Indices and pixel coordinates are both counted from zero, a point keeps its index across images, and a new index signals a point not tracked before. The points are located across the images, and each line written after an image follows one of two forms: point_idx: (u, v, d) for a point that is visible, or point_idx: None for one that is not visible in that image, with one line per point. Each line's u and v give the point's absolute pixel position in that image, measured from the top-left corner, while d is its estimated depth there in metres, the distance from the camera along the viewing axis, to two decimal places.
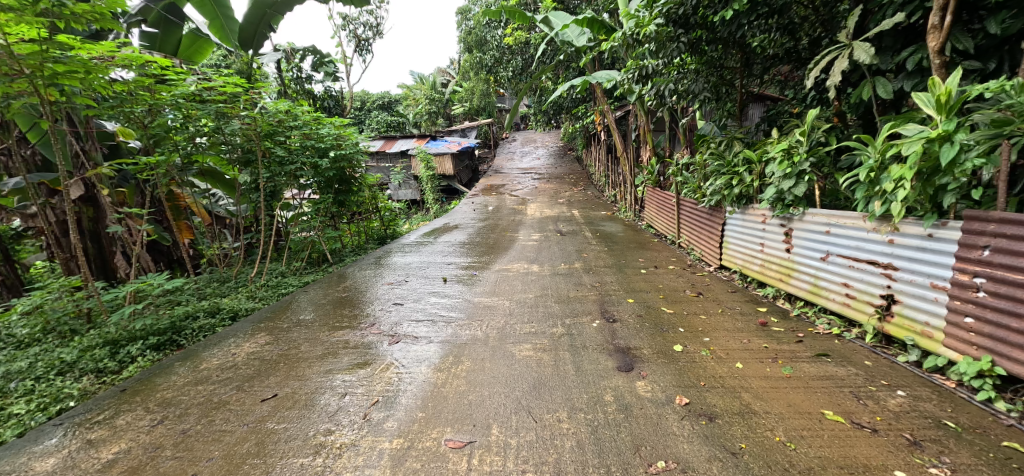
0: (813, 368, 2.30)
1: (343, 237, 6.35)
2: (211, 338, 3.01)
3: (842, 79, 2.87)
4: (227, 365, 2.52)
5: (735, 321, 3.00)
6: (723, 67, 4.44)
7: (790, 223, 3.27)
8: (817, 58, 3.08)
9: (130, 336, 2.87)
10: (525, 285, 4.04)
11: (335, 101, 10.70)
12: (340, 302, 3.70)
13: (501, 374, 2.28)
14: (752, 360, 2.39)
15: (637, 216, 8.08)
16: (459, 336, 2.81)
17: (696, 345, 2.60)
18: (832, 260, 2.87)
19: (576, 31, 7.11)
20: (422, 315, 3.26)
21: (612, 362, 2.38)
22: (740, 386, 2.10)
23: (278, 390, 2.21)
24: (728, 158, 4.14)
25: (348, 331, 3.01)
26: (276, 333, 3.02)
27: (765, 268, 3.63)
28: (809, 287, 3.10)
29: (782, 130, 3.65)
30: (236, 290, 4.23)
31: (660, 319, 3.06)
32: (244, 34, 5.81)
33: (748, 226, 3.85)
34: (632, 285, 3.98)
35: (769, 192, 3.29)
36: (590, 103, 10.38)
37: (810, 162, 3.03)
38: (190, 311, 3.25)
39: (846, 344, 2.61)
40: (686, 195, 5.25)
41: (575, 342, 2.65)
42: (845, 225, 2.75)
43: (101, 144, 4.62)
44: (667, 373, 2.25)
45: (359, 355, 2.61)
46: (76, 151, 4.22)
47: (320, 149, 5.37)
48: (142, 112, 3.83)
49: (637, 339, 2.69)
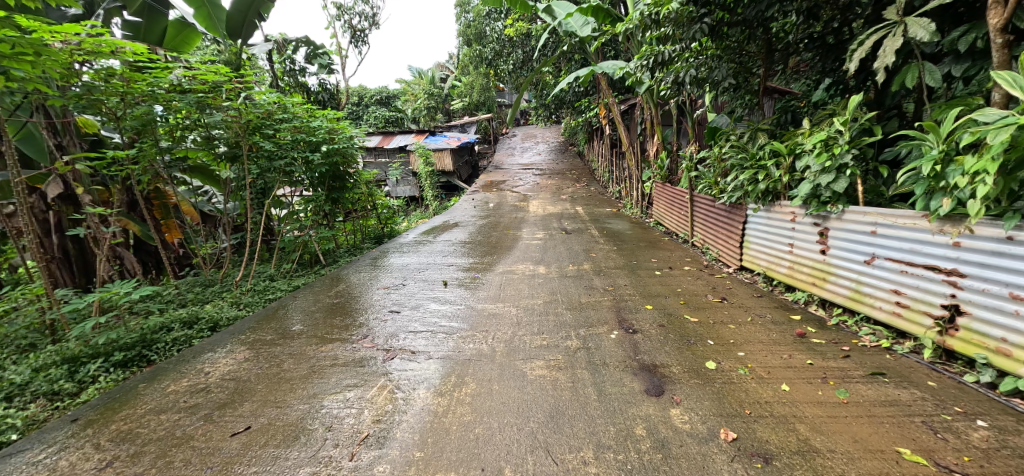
0: (871, 390, 2.00)
1: (337, 237, 6.01)
2: (186, 353, 2.71)
3: (891, 61, 2.55)
4: (198, 388, 2.22)
5: (769, 332, 2.69)
6: (743, 53, 4.10)
7: (826, 222, 2.94)
8: (861, 38, 2.75)
9: (93, 352, 2.57)
10: (533, 289, 3.72)
11: (330, 94, 10.33)
12: (332, 310, 3.38)
13: (511, 401, 1.97)
14: (798, 381, 2.08)
15: (645, 213, 7.76)
16: (462, 351, 2.49)
17: (731, 362, 2.29)
18: (878, 263, 2.55)
19: (580, 21, 6.75)
20: (420, 325, 2.94)
21: (638, 384, 2.08)
22: (793, 416, 1.80)
23: (252, 422, 1.90)
24: (751, 150, 3.82)
25: (338, 345, 2.69)
26: (258, 348, 2.71)
27: (794, 271, 3.32)
28: (848, 292, 2.78)
29: (814, 120, 3.33)
30: (220, 295, 3.91)
31: (685, 329, 2.75)
32: (232, 23, 5.51)
33: (774, 224, 3.53)
34: (648, 289, 3.67)
35: (804, 188, 2.98)
36: (594, 96, 10.04)
37: (853, 154, 2.72)
38: (164, 322, 2.94)
39: (901, 360, 2.31)
40: (701, 191, 4.93)
41: (592, 358, 2.35)
42: (896, 225, 2.43)
43: (82, 139, 4.33)
44: (703, 398, 1.95)
45: (349, 374, 2.30)
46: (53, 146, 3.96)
47: (312, 143, 5.01)
48: (115, 104, 3.53)
49: (664, 355, 2.38)
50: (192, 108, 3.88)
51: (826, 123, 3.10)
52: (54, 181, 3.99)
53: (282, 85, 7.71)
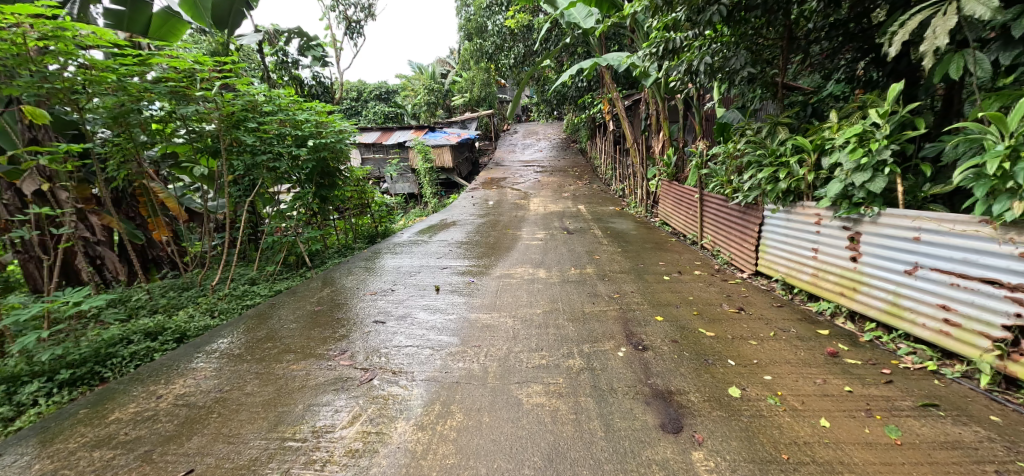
0: (926, 428, 1.72)
1: (326, 237, 5.68)
2: (142, 370, 2.42)
3: (942, 43, 2.22)
4: (143, 416, 1.94)
5: (796, 351, 2.39)
6: (761, 40, 3.79)
7: (858, 225, 2.64)
8: (902, 18, 2.42)
9: (36, 371, 2.27)
10: (531, 296, 3.42)
11: (325, 88, 9.99)
12: (312, 320, 3.07)
13: (503, 438, 1.69)
14: (839, 414, 1.79)
15: (650, 212, 7.44)
16: (450, 372, 2.19)
17: (758, 388, 1.99)
18: (921, 274, 2.26)
19: (583, 11, 6.45)
20: (405, 339, 2.64)
21: (651, 416, 1.79)
22: (840, 463, 1.53)
23: (196, 464, 1.64)
24: (771, 146, 3.50)
25: (312, 361, 2.39)
26: (223, 364, 2.42)
27: (818, 279, 3.01)
28: (885, 305, 2.49)
29: (841, 112, 3.02)
30: (194, 300, 3.61)
31: (701, 346, 2.45)
32: (218, 13, 5.16)
33: (795, 227, 3.22)
34: (657, 296, 3.36)
35: (834, 187, 2.68)
36: (598, 91, 9.73)
37: (892, 149, 2.43)
38: (123, 335, 2.65)
39: (951, 387, 2.03)
40: (712, 189, 4.62)
41: (597, 382, 2.06)
42: (947, 232, 2.13)
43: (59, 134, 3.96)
44: (730, 437, 1.66)
45: (321, 399, 2.00)
46: (23, 139, 3.62)
47: (298, 138, 4.59)
48: (77, 97, 3.19)
49: (680, 378, 2.08)
50: (166, 98, 3.53)
51: (858, 116, 2.80)
52: (30, 177, 3.59)
53: (274, 79, 7.35)
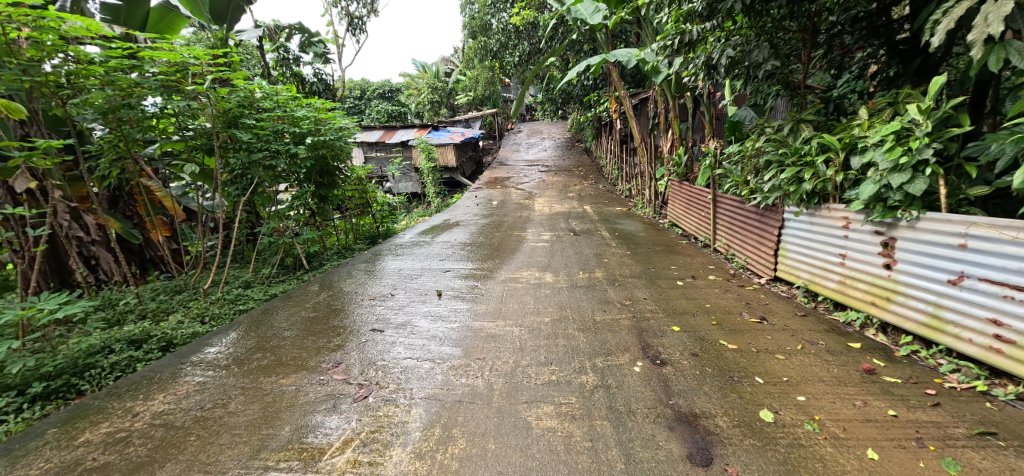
0: (986, 462, 1.54)
1: (325, 237, 5.50)
2: (121, 383, 2.25)
3: (993, 31, 2.01)
4: (116, 439, 1.78)
5: (828, 367, 2.20)
6: (782, 33, 3.59)
7: (892, 230, 2.43)
8: (945, 6, 2.22)
9: (5, 385, 2.10)
10: (538, 302, 3.24)
11: (327, 87, 9.85)
12: (306, 328, 2.90)
13: (510, 470, 1.52)
14: (886, 444, 1.61)
15: (658, 213, 7.23)
16: (452, 389, 2.01)
17: (792, 411, 1.81)
18: (967, 284, 2.07)
19: (590, 7, 6.24)
20: (403, 350, 2.46)
21: (676, 446, 1.61)
22: None
23: None
24: (793, 145, 3.30)
25: (303, 375, 2.21)
26: (209, 378, 2.24)
27: (845, 287, 2.80)
28: (924, 317, 2.28)
29: (871, 108, 2.82)
30: (185, 303, 3.44)
31: (723, 361, 2.26)
32: (216, 6, 5.00)
33: (820, 231, 3.02)
34: (672, 303, 3.18)
35: (867, 188, 2.48)
36: (604, 89, 9.52)
37: (933, 148, 2.24)
38: (104, 344, 2.49)
39: (1006, 412, 1.83)
40: (726, 190, 4.41)
41: (614, 402, 1.87)
42: (999, 239, 1.93)
43: (52, 131, 3.82)
44: (767, 471, 1.49)
45: (311, 419, 1.83)
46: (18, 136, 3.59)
47: (297, 135, 4.40)
48: (63, 92, 3.02)
49: (704, 398, 1.90)
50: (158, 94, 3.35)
51: (891, 112, 2.60)
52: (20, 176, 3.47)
53: (274, 77, 7.20)
